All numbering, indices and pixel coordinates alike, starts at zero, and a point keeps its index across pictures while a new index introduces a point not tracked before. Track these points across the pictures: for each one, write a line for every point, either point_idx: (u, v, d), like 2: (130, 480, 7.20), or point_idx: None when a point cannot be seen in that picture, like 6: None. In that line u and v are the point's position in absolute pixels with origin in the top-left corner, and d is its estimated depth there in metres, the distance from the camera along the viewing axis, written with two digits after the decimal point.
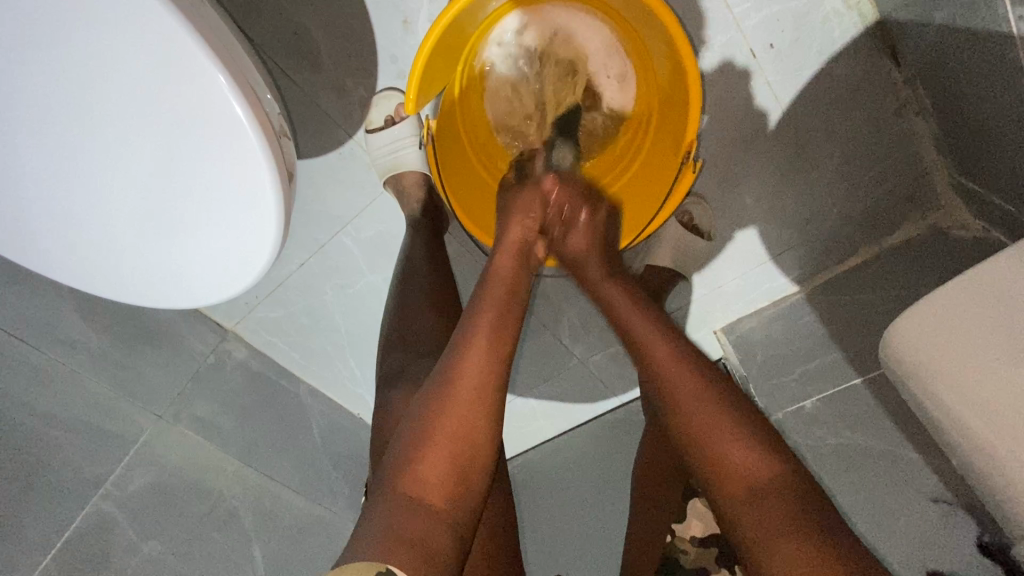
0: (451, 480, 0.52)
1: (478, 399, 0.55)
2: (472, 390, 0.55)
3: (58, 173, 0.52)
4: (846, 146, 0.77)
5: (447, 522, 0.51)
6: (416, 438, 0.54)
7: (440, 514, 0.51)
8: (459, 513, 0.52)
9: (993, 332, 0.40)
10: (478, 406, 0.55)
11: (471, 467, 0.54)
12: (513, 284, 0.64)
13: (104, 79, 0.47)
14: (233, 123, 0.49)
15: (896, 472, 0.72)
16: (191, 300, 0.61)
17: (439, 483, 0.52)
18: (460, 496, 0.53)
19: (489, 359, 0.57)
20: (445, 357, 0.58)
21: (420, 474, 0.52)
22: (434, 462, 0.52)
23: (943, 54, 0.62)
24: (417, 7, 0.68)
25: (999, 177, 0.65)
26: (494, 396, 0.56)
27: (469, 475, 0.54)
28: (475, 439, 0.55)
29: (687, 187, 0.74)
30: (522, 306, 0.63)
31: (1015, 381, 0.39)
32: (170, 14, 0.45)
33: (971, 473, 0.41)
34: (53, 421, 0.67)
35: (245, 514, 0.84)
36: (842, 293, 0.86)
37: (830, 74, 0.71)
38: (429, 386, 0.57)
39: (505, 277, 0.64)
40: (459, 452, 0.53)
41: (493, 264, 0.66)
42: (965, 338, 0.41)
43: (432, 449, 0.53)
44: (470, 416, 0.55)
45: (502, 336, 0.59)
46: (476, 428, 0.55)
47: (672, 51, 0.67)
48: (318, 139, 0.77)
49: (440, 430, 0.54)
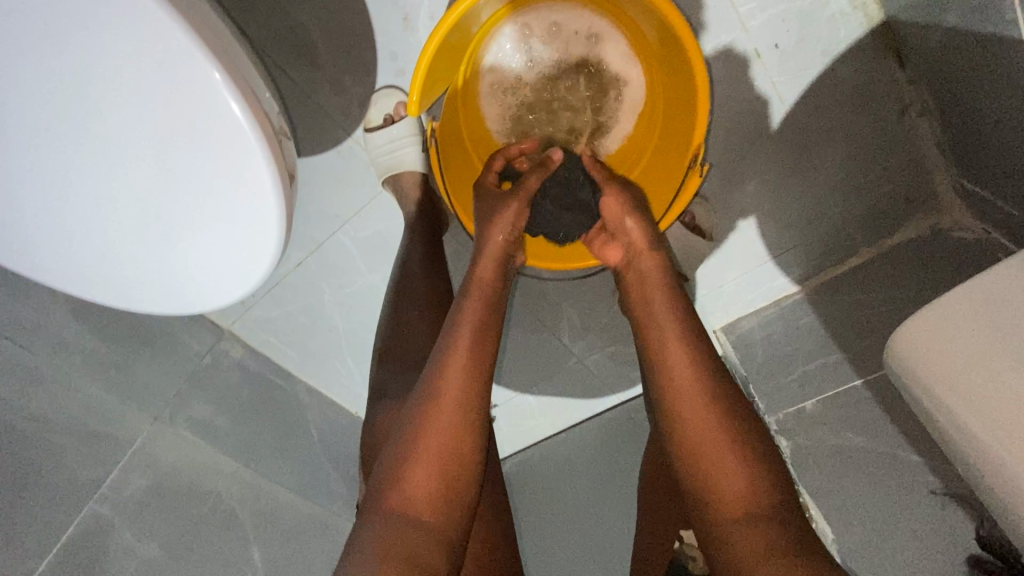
0: (439, 493, 0.52)
1: (462, 408, 0.55)
2: (457, 400, 0.55)
3: (54, 179, 0.51)
4: (848, 146, 0.77)
5: (437, 537, 0.51)
6: (403, 451, 0.53)
7: (429, 529, 0.51)
8: (448, 526, 0.52)
9: (1001, 340, 0.40)
10: (463, 417, 0.54)
11: (459, 479, 0.53)
12: (497, 290, 0.63)
13: (101, 85, 0.46)
14: (231, 124, 0.48)
15: (897, 472, 0.71)
16: (191, 307, 0.60)
17: (427, 499, 0.52)
18: (448, 509, 0.52)
19: (474, 367, 0.56)
20: (428, 368, 0.57)
21: (409, 487, 0.52)
22: (421, 476, 0.52)
23: (947, 55, 0.62)
24: (417, 4, 0.68)
25: (1003, 179, 0.65)
26: (480, 407, 0.56)
27: (456, 487, 0.53)
28: (463, 451, 0.54)
29: (694, 191, 0.72)
30: (496, 321, 0.61)
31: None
32: (168, 15, 0.44)
33: (975, 478, 0.40)
34: (49, 423, 0.66)
35: (244, 515, 0.83)
36: (841, 292, 0.85)
37: (833, 73, 0.72)
38: (415, 399, 0.56)
39: (482, 288, 0.62)
40: (447, 463, 0.53)
41: (473, 272, 0.63)
42: (972, 344, 0.40)
43: (419, 461, 0.53)
44: (456, 426, 0.54)
45: (486, 343, 0.58)
46: (463, 440, 0.54)
47: (679, 51, 0.66)
48: (315, 137, 0.76)
49: (426, 443, 0.53)
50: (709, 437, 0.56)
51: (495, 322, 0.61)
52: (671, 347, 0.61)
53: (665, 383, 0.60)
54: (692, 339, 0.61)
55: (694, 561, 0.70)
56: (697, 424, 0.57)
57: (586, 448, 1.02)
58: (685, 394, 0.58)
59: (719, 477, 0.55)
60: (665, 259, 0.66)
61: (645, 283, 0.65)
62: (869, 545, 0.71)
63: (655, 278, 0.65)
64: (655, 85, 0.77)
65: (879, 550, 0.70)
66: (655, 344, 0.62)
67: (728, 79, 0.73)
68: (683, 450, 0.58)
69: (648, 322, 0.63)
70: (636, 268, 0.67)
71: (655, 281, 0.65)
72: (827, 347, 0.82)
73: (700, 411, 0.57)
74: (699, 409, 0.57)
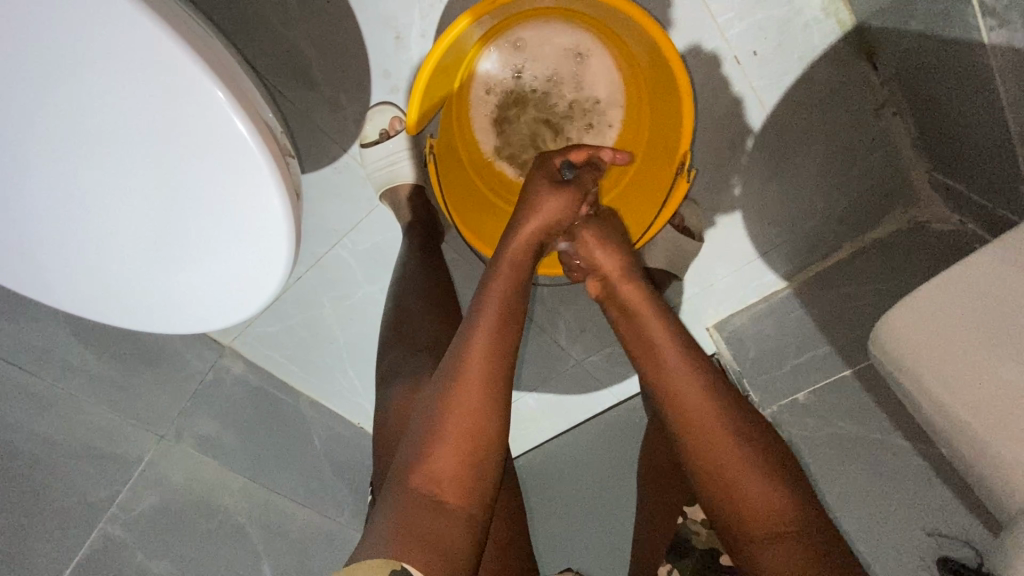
0: (462, 476, 0.52)
1: (485, 387, 0.56)
2: (482, 382, 0.56)
3: (64, 204, 0.52)
4: (828, 147, 0.80)
5: (462, 518, 0.51)
6: (427, 433, 0.54)
7: (453, 511, 0.51)
8: (474, 506, 0.52)
9: (980, 333, 0.42)
10: (487, 398, 0.55)
11: (483, 461, 0.54)
12: (521, 283, 0.65)
13: (109, 113, 0.48)
14: (236, 140, 0.49)
15: (887, 458, 0.74)
16: (200, 323, 0.61)
17: (452, 478, 0.52)
18: (473, 491, 0.52)
19: (497, 349, 0.58)
20: (454, 348, 0.58)
21: (432, 469, 0.52)
22: (446, 457, 0.52)
23: (916, 59, 0.66)
24: (409, 24, 0.71)
25: (975, 172, 0.68)
26: (504, 390, 0.57)
27: (481, 469, 0.53)
28: (488, 430, 0.55)
29: (683, 195, 0.75)
30: (519, 317, 0.62)
31: (1009, 379, 0.40)
32: (176, 48, 0.46)
33: (963, 462, 0.43)
34: (57, 446, 0.67)
35: (253, 530, 0.83)
36: (828, 287, 0.87)
37: (811, 77, 0.76)
38: (438, 383, 0.57)
39: (511, 274, 0.65)
40: (472, 445, 0.53)
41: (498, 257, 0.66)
42: (953, 337, 0.43)
43: (443, 440, 0.53)
44: (481, 403, 0.55)
45: (509, 328, 0.60)
46: (487, 423, 0.55)
47: (662, 64, 0.70)
48: (312, 154, 0.78)
49: (453, 423, 0.54)
50: (727, 455, 0.57)
51: (518, 305, 0.63)
52: (675, 368, 0.62)
53: (672, 406, 0.61)
54: (689, 359, 0.63)
55: (697, 536, 0.65)
56: (714, 442, 0.58)
57: (588, 447, 1.03)
58: (696, 423, 0.59)
59: (740, 490, 0.55)
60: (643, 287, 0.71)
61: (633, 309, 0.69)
62: (863, 529, 0.73)
63: (645, 304, 0.69)
64: (642, 92, 0.80)
65: (875, 535, 0.72)
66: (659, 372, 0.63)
67: (709, 84, 0.77)
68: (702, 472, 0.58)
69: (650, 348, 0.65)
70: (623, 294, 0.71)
71: (645, 309, 0.68)
72: (816, 339, 0.85)
73: (713, 439, 0.58)
74: (714, 435, 0.58)
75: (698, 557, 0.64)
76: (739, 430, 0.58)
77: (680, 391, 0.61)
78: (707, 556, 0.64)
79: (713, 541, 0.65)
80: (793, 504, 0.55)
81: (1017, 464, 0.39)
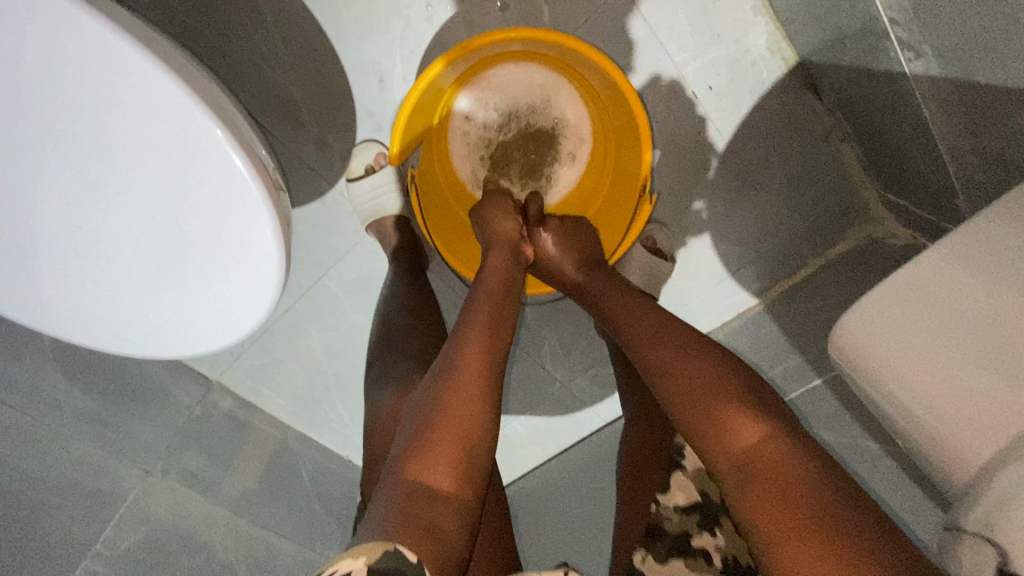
0: (457, 464, 0.52)
1: (481, 377, 0.58)
2: (476, 371, 0.58)
3: (67, 235, 0.55)
4: (786, 170, 0.86)
5: (454, 506, 0.51)
6: (422, 423, 0.54)
7: (446, 497, 0.51)
8: (466, 495, 0.52)
9: (931, 333, 0.45)
10: (481, 388, 0.57)
11: (475, 450, 0.54)
12: (505, 285, 0.69)
13: (113, 149, 0.51)
14: (230, 172, 0.53)
15: (863, 462, 0.77)
16: (191, 348, 0.63)
17: (446, 466, 0.52)
18: (465, 477, 0.52)
19: (491, 344, 0.61)
20: (448, 343, 0.61)
21: (425, 455, 0.52)
22: (440, 444, 0.53)
23: (854, 89, 0.72)
24: (390, 68, 0.77)
25: (911, 189, 0.76)
26: (495, 380, 0.59)
27: (473, 458, 0.53)
28: (481, 421, 0.55)
29: (647, 217, 0.81)
30: (511, 316, 0.66)
31: (956, 375, 0.44)
32: (175, 89, 0.49)
33: (919, 452, 0.46)
34: (40, 483, 0.67)
35: (239, 566, 0.82)
36: (796, 302, 0.91)
37: (763, 108, 0.83)
38: (435, 374, 0.58)
39: (496, 277, 0.70)
40: (465, 433, 0.54)
41: (486, 262, 0.72)
42: (907, 339, 0.46)
43: (440, 426, 0.53)
44: (475, 390, 0.56)
45: (501, 324, 0.64)
46: (480, 411, 0.56)
47: (624, 102, 0.77)
48: (300, 189, 0.82)
49: (448, 408, 0.54)
50: (712, 406, 0.55)
51: (509, 305, 0.67)
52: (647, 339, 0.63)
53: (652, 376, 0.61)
54: (667, 330, 0.63)
55: (668, 521, 0.67)
56: (694, 404, 0.56)
57: (576, 469, 1.04)
58: (680, 394, 0.57)
59: (734, 443, 0.53)
60: (610, 280, 0.73)
61: (602, 296, 0.71)
62: None
63: (614, 290, 0.71)
64: (605, 126, 0.87)
65: None
66: (639, 344, 0.63)
67: (672, 117, 0.83)
68: (691, 431, 0.56)
69: (624, 325, 0.66)
70: (594, 283, 0.73)
71: (612, 294, 0.71)
72: (788, 351, 0.89)
73: (699, 400, 0.56)
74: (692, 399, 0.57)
75: (669, 542, 0.66)
76: (728, 383, 0.56)
77: (657, 356, 0.61)
78: (678, 541, 0.66)
79: (683, 525, 0.66)
80: (798, 453, 0.51)
81: (969, 452, 0.42)
